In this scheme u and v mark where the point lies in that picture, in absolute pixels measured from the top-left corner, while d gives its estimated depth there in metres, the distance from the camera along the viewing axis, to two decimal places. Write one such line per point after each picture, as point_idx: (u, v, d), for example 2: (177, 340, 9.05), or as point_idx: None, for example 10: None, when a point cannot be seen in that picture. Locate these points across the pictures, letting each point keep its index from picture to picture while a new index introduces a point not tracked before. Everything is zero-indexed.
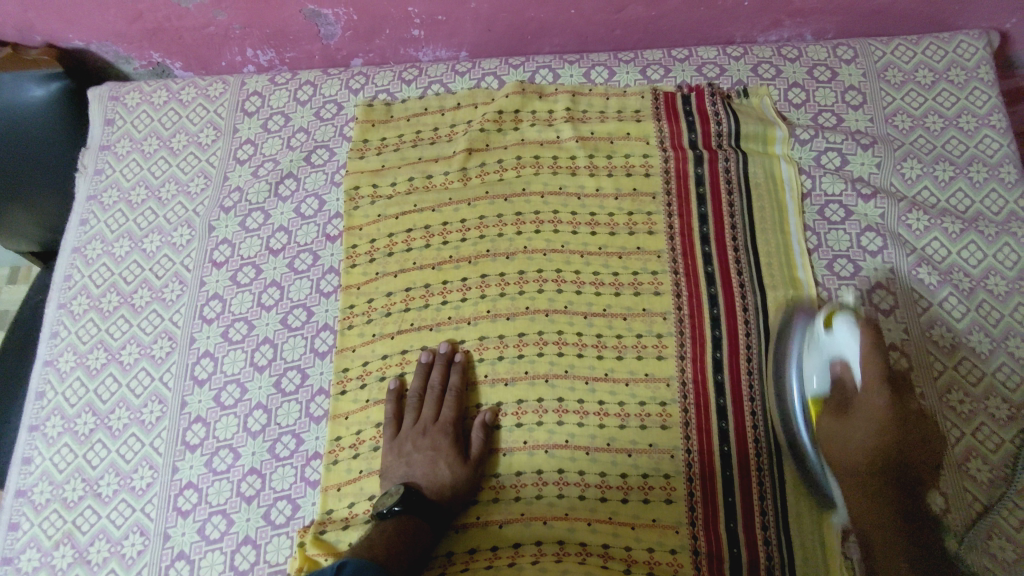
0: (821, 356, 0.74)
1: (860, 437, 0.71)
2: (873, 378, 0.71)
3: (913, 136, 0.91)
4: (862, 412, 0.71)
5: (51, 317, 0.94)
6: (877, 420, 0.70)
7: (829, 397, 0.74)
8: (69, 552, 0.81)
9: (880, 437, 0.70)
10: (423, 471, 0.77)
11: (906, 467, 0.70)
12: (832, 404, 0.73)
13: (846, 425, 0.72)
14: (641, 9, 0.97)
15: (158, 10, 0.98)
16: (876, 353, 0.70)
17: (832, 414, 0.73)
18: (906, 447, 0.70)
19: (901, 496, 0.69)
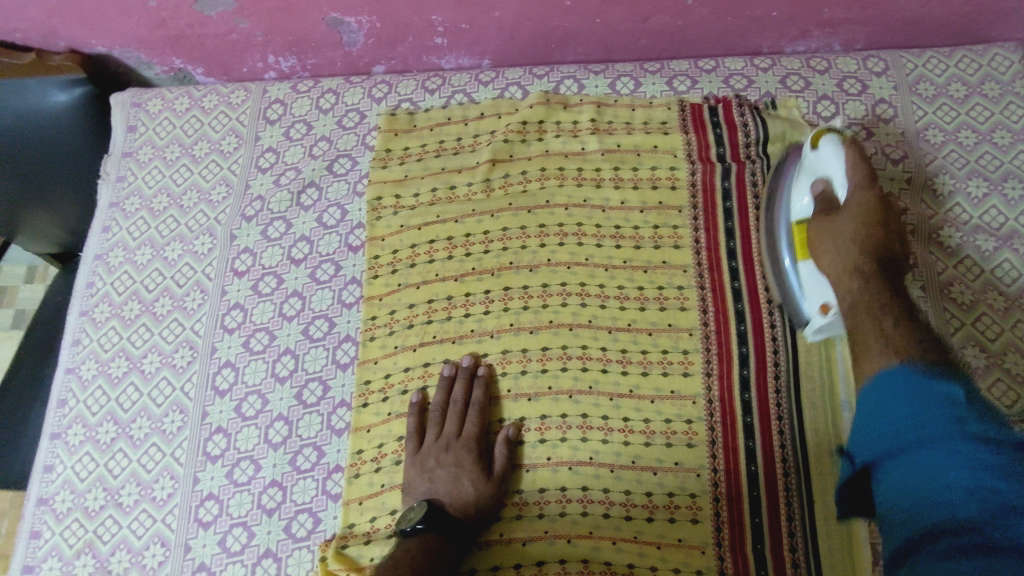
0: (810, 176, 0.79)
1: (845, 232, 0.73)
2: (857, 181, 0.74)
3: (945, 151, 0.90)
4: (848, 207, 0.74)
5: (73, 324, 0.94)
6: (861, 215, 0.73)
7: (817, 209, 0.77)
8: (90, 561, 0.81)
9: (864, 230, 0.72)
10: (446, 487, 0.77)
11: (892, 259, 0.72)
12: (817, 212, 0.76)
13: (834, 223, 0.74)
14: (668, 19, 0.95)
15: (180, 17, 0.97)
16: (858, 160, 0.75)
17: (819, 219, 0.76)
18: (891, 242, 0.73)
19: (888, 278, 0.70)
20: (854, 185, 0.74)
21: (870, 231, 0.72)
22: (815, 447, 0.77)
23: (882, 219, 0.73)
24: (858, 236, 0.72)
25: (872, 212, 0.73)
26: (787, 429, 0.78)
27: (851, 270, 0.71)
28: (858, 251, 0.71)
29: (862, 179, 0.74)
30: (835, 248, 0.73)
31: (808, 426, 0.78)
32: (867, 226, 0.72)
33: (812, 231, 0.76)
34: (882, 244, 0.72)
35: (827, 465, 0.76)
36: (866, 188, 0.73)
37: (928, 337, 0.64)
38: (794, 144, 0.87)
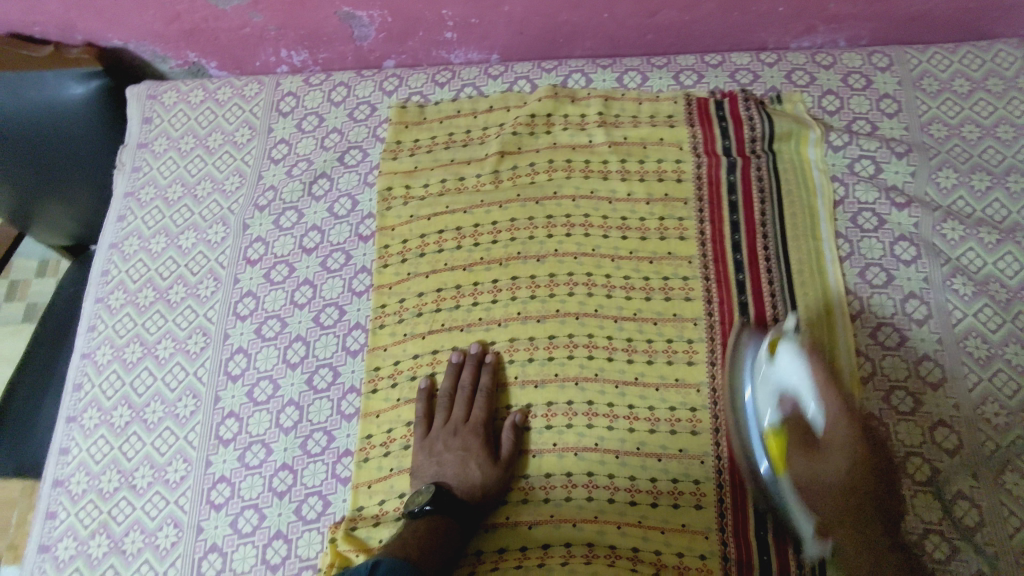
0: (774, 389, 0.73)
1: (833, 471, 0.69)
2: (833, 410, 0.69)
3: (949, 145, 0.91)
4: (830, 442, 0.69)
5: (89, 311, 0.96)
6: (845, 452, 0.69)
7: (796, 438, 0.71)
8: (104, 541, 0.82)
9: (852, 470, 0.69)
10: (454, 471, 0.78)
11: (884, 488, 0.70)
12: (796, 437, 0.71)
13: (818, 460, 0.70)
14: (675, 14, 0.97)
15: (196, 11, 0.99)
16: (827, 382, 0.70)
17: (799, 448, 0.71)
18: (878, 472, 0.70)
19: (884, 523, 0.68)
20: (829, 415, 0.70)
21: (857, 469, 0.69)
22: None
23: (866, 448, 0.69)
24: (848, 479, 0.68)
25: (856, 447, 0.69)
26: None
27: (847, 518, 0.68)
28: (848, 498, 0.68)
29: (839, 410, 0.69)
30: (824, 491, 0.69)
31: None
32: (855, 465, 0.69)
33: (793, 465, 0.71)
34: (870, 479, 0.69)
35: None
36: (844, 423, 0.69)
37: None
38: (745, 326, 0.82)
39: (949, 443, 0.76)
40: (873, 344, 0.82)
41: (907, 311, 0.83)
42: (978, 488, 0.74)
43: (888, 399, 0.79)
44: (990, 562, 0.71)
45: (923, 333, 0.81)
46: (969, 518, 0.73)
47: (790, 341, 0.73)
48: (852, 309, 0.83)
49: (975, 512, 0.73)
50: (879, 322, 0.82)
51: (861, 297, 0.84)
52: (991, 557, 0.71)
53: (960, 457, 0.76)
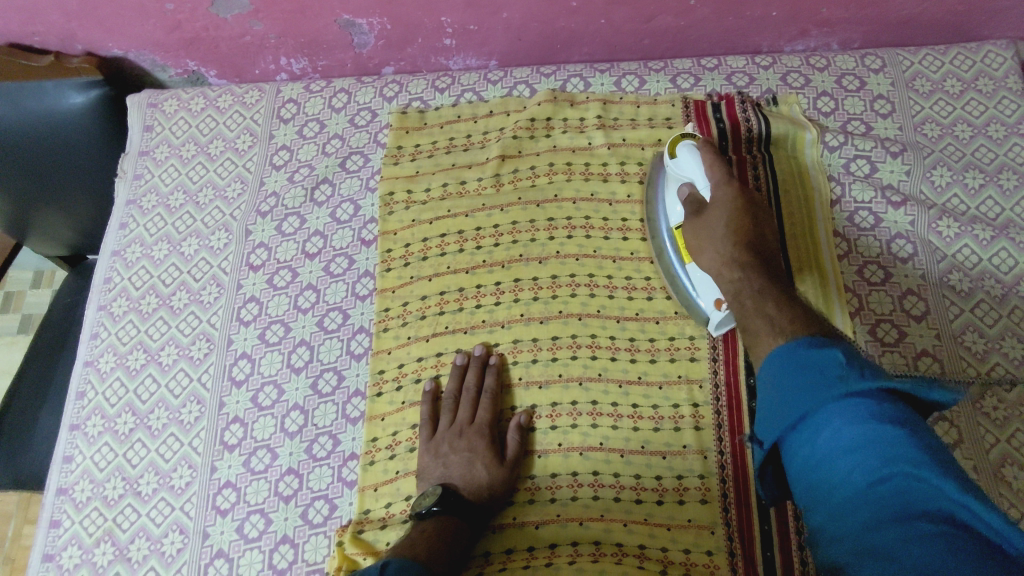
0: (677, 184, 0.84)
1: (717, 227, 0.75)
2: (718, 182, 0.77)
3: (942, 144, 0.92)
4: (715, 207, 0.76)
5: (91, 318, 0.96)
6: (727, 206, 0.75)
7: (688, 212, 0.79)
8: (109, 549, 0.82)
9: (733, 219, 0.74)
10: (460, 471, 0.79)
11: (766, 242, 0.74)
12: (688, 212, 0.79)
13: (705, 219, 0.76)
14: (671, 19, 0.98)
15: (196, 20, 1.00)
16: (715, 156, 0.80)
17: (691, 218, 0.78)
18: (759, 224, 0.74)
19: (767, 262, 0.71)
20: (716, 183, 0.78)
21: (738, 217, 0.74)
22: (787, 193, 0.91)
23: (749, 203, 0.75)
24: (729, 228, 0.74)
25: (736, 199, 0.75)
26: None
27: (729, 260, 0.72)
28: (731, 240, 0.73)
29: (721, 176, 0.78)
30: (714, 240, 0.74)
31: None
32: (734, 216, 0.74)
33: (686, 230, 0.78)
34: (752, 229, 0.74)
35: (796, 207, 0.90)
36: (726, 181, 0.77)
37: (810, 313, 0.64)
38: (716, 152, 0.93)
39: (949, 437, 0.77)
40: (872, 341, 0.83)
41: (905, 307, 0.84)
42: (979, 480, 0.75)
43: None
44: None
45: (921, 328, 0.83)
46: None
47: (686, 140, 0.84)
48: (851, 306, 0.84)
49: None
50: (878, 318, 0.84)
51: (859, 294, 0.85)
52: None
53: (960, 450, 0.77)
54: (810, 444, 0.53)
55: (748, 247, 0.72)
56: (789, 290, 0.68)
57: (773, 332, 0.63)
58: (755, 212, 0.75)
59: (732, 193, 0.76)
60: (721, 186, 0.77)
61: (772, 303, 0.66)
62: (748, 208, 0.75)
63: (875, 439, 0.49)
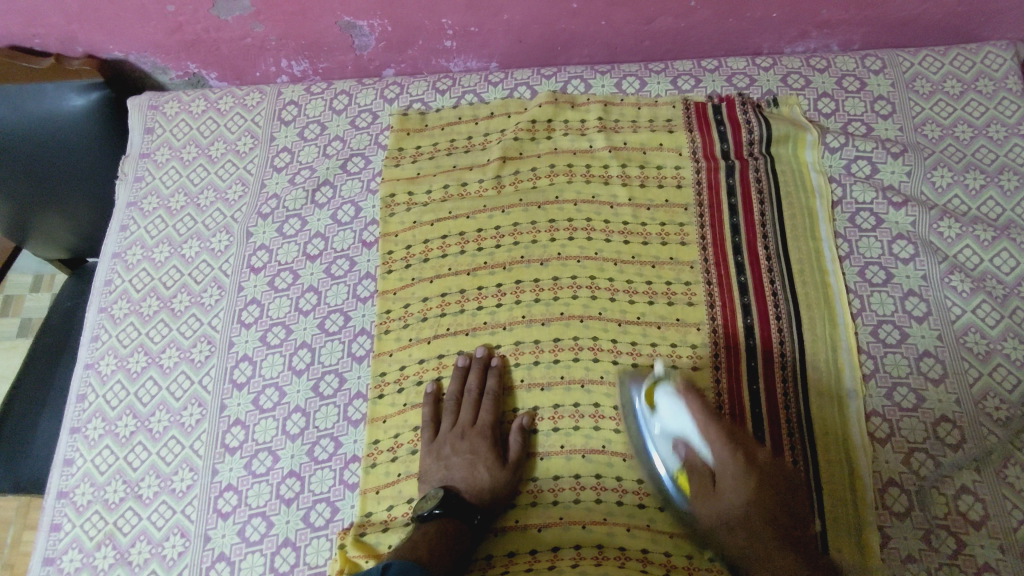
0: (666, 437, 0.75)
1: (739, 503, 0.71)
2: (725, 452, 0.72)
3: (943, 145, 0.92)
4: (731, 483, 0.72)
5: (92, 321, 0.95)
6: (741, 488, 0.71)
7: (698, 480, 0.73)
8: (110, 553, 0.82)
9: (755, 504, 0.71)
10: (462, 474, 0.79)
11: (793, 515, 0.71)
12: (700, 480, 0.73)
13: (724, 501, 0.72)
14: (671, 21, 0.98)
15: (197, 22, 1.00)
16: (708, 418, 0.73)
17: (704, 490, 0.73)
18: (780, 496, 0.72)
19: (804, 547, 0.70)
20: (720, 452, 0.72)
21: (759, 499, 0.71)
22: (788, 198, 0.91)
23: (762, 479, 0.72)
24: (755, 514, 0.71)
25: (750, 480, 0.71)
26: (794, 418, 0.79)
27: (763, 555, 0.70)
28: (767, 525, 0.70)
29: (724, 449, 0.72)
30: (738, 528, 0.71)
31: (817, 426, 0.79)
32: (755, 498, 0.71)
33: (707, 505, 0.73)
34: (780, 512, 0.71)
35: (798, 219, 0.89)
36: (731, 459, 0.72)
37: None
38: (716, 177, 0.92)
39: (952, 438, 0.77)
40: (874, 342, 0.83)
41: (907, 308, 0.84)
42: (982, 481, 0.75)
43: (890, 396, 0.80)
44: (994, 554, 0.72)
45: (923, 330, 0.82)
46: (974, 511, 0.74)
47: (664, 386, 0.75)
48: (852, 307, 0.85)
49: (978, 505, 0.74)
50: (880, 320, 0.84)
51: (861, 295, 0.85)
52: (996, 551, 0.72)
53: (963, 451, 0.77)
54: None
55: (780, 538, 0.70)
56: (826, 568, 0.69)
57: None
58: (772, 485, 0.72)
59: (744, 475, 0.71)
60: (731, 467, 0.72)
61: None
62: (763, 486, 0.71)
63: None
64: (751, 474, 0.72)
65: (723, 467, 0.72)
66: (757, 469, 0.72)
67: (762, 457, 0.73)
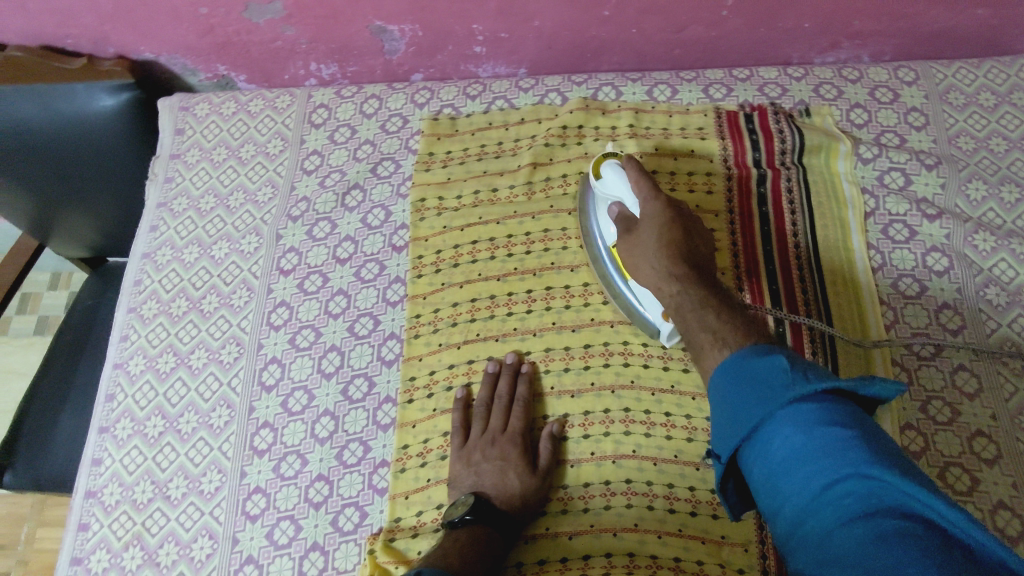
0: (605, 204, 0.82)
1: (650, 242, 0.73)
2: (646, 197, 0.76)
3: (978, 158, 0.92)
4: (646, 224, 0.75)
5: (121, 320, 0.96)
6: (656, 222, 0.74)
7: (620, 232, 0.78)
8: (138, 553, 0.82)
9: (667, 232, 0.73)
10: (492, 480, 0.78)
11: (700, 257, 0.73)
12: (622, 231, 0.77)
13: (637, 241, 0.75)
14: (702, 30, 0.98)
15: (229, 24, 1.00)
16: (637, 171, 0.78)
17: (625, 239, 0.77)
18: (692, 239, 0.74)
19: (698, 270, 0.71)
20: (642, 199, 0.76)
21: (671, 231, 0.73)
22: (819, 208, 0.90)
23: (679, 219, 0.74)
24: (664, 243, 0.72)
25: (665, 215, 0.74)
26: None
27: (663, 275, 0.71)
28: (668, 258, 0.71)
29: (648, 193, 0.76)
30: (649, 256, 0.73)
31: None
32: (667, 228, 0.73)
33: (625, 253, 0.76)
34: (688, 247, 0.73)
35: (830, 230, 0.89)
36: (654, 199, 0.75)
37: (748, 322, 0.65)
38: (749, 187, 0.92)
39: (988, 453, 0.76)
40: (908, 355, 0.82)
41: (941, 321, 0.83)
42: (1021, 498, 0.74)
43: (925, 409, 0.79)
44: None
45: (958, 342, 0.82)
46: (1010, 528, 0.73)
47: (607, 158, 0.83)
48: (885, 319, 0.84)
49: (1016, 522, 0.73)
50: (914, 332, 0.83)
51: (894, 307, 0.84)
52: None
53: (999, 467, 0.76)
54: (767, 456, 0.54)
55: (683, 263, 0.71)
56: (715, 288, 0.70)
57: (714, 339, 0.64)
58: (686, 228, 0.74)
59: (661, 208, 0.75)
60: (649, 203, 0.76)
61: (713, 317, 0.66)
62: (679, 222, 0.74)
63: (825, 442, 0.50)
64: (668, 208, 0.75)
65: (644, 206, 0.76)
66: (674, 208, 0.75)
67: (682, 208, 0.76)
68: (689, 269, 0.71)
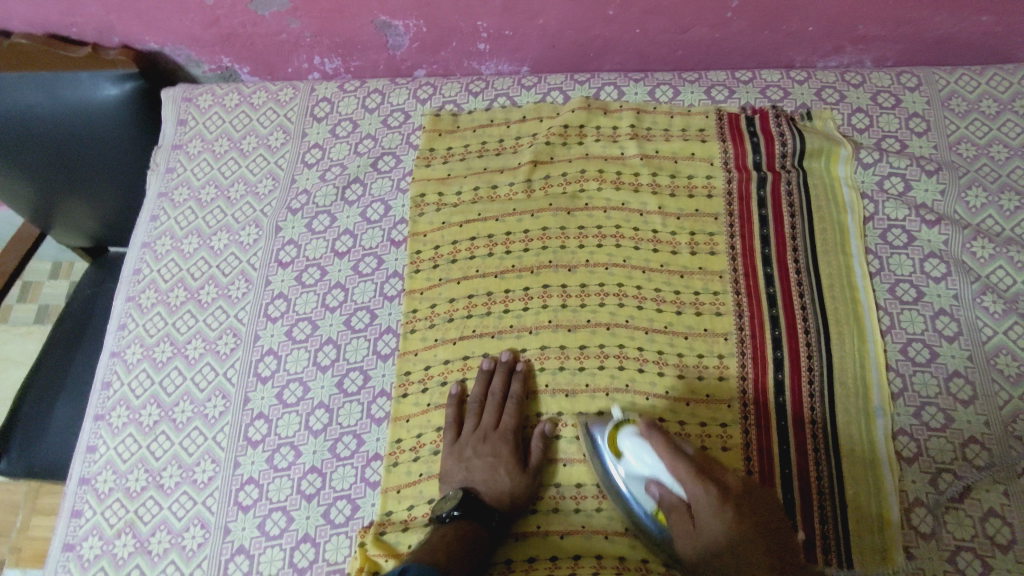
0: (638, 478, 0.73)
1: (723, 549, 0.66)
2: (693, 488, 0.67)
3: (977, 165, 0.92)
4: (708, 523, 0.66)
5: (119, 309, 0.96)
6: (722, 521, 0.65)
7: (677, 522, 0.69)
8: (130, 541, 0.82)
9: (742, 533, 0.65)
10: (483, 477, 0.78)
11: (780, 537, 0.66)
12: (679, 520, 0.69)
13: (708, 543, 0.67)
14: (706, 31, 0.98)
15: (234, 16, 1.01)
16: (671, 454, 0.68)
17: (686, 534, 0.68)
18: (761, 516, 0.66)
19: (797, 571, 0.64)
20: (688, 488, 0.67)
21: (743, 528, 0.65)
22: (818, 213, 0.90)
23: (738, 501, 0.67)
24: (742, 543, 0.65)
25: (728, 510, 0.66)
26: (820, 432, 0.79)
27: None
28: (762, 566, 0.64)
29: (695, 481, 0.67)
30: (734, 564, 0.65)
31: (843, 443, 0.78)
32: (737, 525, 0.65)
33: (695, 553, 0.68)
34: (767, 545, 0.65)
35: (829, 235, 0.89)
36: (705, 492, 0.67)
37: None
38: (749, 191, 0.92)
39: (980, 461, 0.76)
40: (903, 361, 0.82)
41: (938, 327, 0.83)
42: (1012, 505, 0.74)
43: (918, 415, 0.79)
44: None
45: (954, 350, 0.82)
46: (1001, 536, 0.73)
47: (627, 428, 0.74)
48: (882, 324, 0.84)
49: (1007, 529, 0.73)
50: (909, 338, 0.83)
51: (891, 313, 0.84)
52: None
53: (992, 474, 0.76)
54: None
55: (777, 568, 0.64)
56: None
57: None
58: (756, 513, 0.66)
59: (722, 506, 0.66)
60: (702, 498, 0.66)
61: None
62: (743, 512, 0.66)
63: None
64: (728, 502, 0.66)
65: (696, 502, 0.67)
66: (732, 496, 0.67)
67: (735, 483, 0.68)
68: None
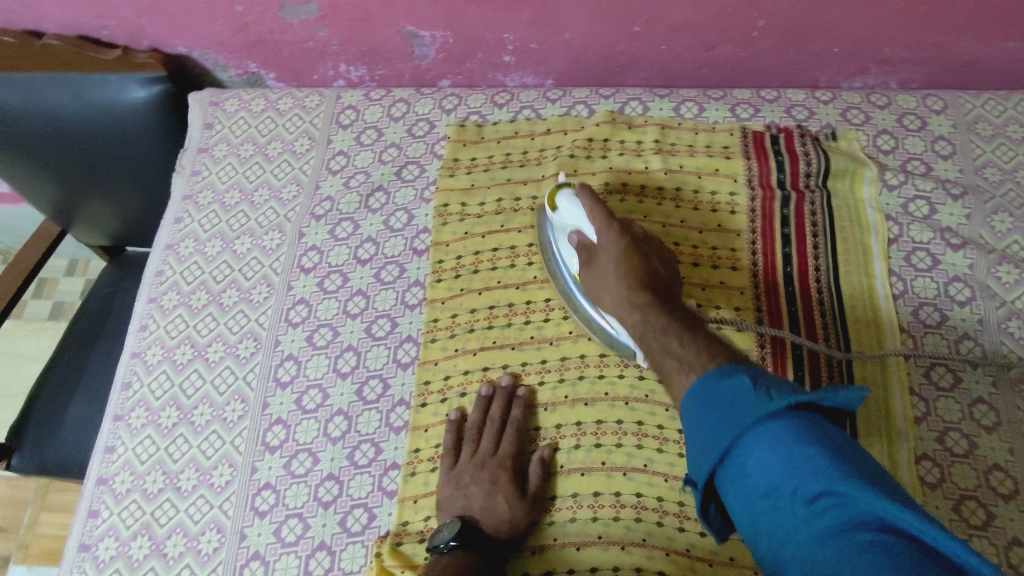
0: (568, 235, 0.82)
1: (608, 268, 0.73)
2: (599, 225, 0.76)
3: (1003, 190, 0.92)
4: (602, 253, 0.75)
5: (141, 309, 0.97)
6: (613, 246, 0.74)
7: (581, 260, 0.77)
8: (145, 543, 0.82)
9: (625, 258, 0.72)
10: (481, 504, 0.77)
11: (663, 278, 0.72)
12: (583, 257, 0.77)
13: (598, 267, 0.75)
14: (732, 49, 0.99)
15: (263, 23, 1.02)
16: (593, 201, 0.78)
17: (586, 268, 0.76)
18: (651, 261, 0.73)
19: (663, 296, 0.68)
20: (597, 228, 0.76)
21: (629, 258, 0.72)
22: (841, 234, 0.90)
23: (635, 241, 0.75)
24: (622, 269, 0.72)
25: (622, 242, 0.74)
26: None
27: (623, 300, 0.70)
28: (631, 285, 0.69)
29: (603, 221, 0.76)
30: (609, 282, 0.72)
31: None
32: (627, 251, 0.73)
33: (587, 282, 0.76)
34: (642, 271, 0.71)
35: (855, 258, 0.88)
36: (608, 228, 0.75)
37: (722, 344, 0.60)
38: (774, 208, 0.92)
39: (1005, 489, 0.75)
40: (926, 385, 0.81)
41: (961, 352, 0.83)
42: None
43: (942, 439, 0.78)
44: None
45: (977, 374, 0.81)
46: None
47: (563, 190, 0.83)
48: (906, 347, 0.83)
49: None
50: (933, 361, 0.82)
51: (914, 335, 0.84)
52: None
53: (1016, 502, 0.75)
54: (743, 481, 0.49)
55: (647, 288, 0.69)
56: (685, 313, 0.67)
57: (681, 367, 0.58)
58: (644, 252, 0.73)
59: (617, 240, 0.74)
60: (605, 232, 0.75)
61: (676, 339, 0.61)
62: (635, 248, 0.74)
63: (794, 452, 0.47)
64: (624, 237, 0.74)
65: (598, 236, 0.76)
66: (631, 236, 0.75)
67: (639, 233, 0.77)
68: (649, 290, 0.69)
